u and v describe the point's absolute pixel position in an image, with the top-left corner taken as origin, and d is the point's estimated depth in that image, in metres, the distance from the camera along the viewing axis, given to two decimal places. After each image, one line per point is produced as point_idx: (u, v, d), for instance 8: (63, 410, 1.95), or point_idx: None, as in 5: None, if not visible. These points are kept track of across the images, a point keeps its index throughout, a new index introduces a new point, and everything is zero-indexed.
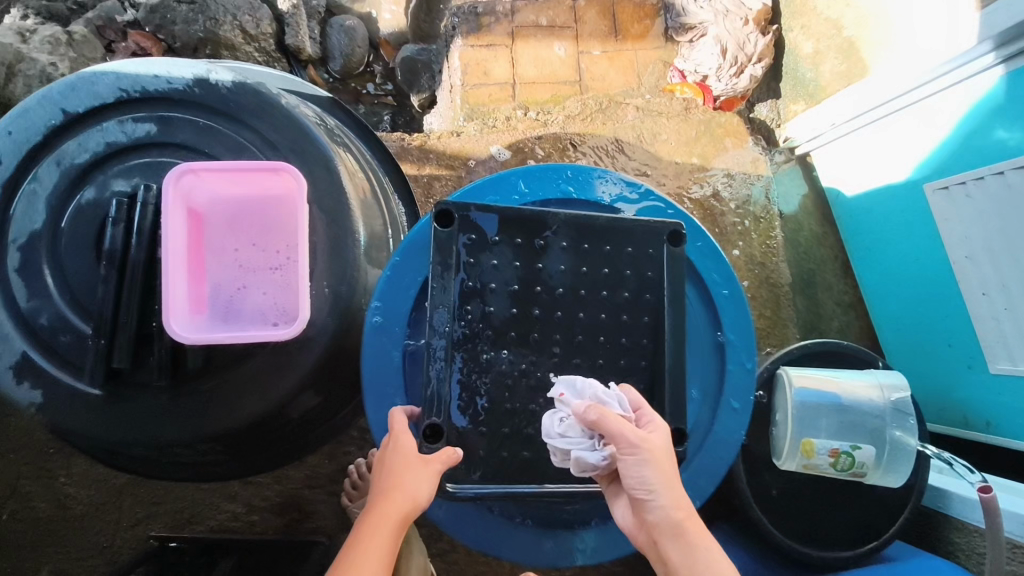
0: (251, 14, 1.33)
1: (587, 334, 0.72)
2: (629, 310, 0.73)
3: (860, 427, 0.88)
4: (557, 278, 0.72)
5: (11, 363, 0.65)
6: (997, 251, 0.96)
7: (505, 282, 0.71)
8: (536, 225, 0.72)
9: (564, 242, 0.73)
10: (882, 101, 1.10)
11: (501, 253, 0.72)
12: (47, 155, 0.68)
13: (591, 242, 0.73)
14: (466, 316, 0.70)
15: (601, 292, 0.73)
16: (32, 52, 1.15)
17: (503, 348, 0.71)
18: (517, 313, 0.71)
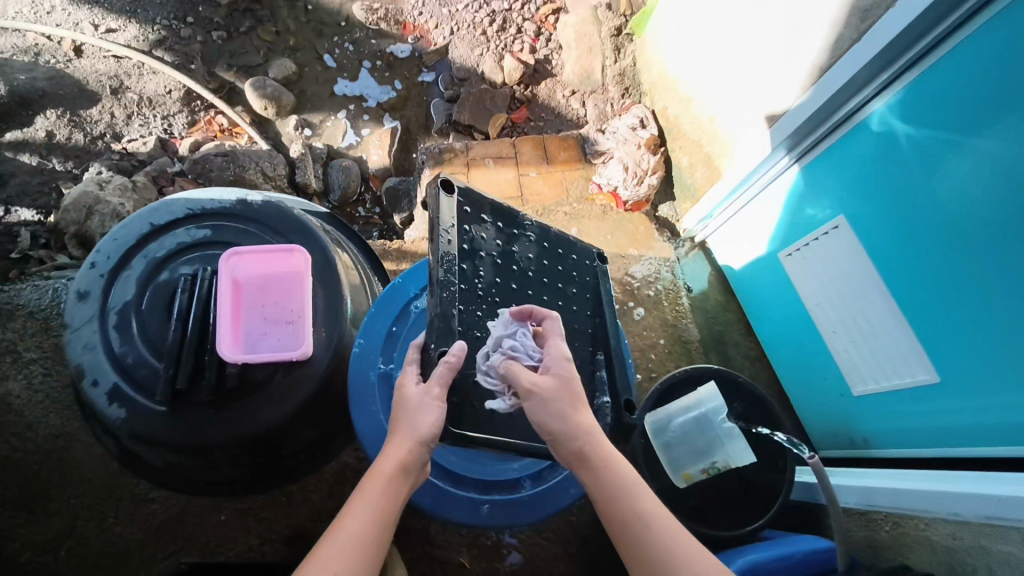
0: (270, 161, 1.74)
1: (551, 309, 1.03)
2: (573, 300, 1.06)
3: (708, 440, 1.19)
4: (525, 259, 1.04)
5: (107, 390, 0.95)
6: (834, 294, 1.26)
7: (492, 252, 1.00)
8: (512, 218, 1.05)
9: (531, 235, 1.07)
10: (739, 195, 1.47)
11: (485, 227, 1.01)
12: (137, 252, 1.02)
13: (550, 244, 1.09)
14: (469, 270, 0.97)
15: (556, 280, 1.06)
16: (108, 197, 1.54)
17: (497, 306, 0.97)
18: (500, 277, 1.00)
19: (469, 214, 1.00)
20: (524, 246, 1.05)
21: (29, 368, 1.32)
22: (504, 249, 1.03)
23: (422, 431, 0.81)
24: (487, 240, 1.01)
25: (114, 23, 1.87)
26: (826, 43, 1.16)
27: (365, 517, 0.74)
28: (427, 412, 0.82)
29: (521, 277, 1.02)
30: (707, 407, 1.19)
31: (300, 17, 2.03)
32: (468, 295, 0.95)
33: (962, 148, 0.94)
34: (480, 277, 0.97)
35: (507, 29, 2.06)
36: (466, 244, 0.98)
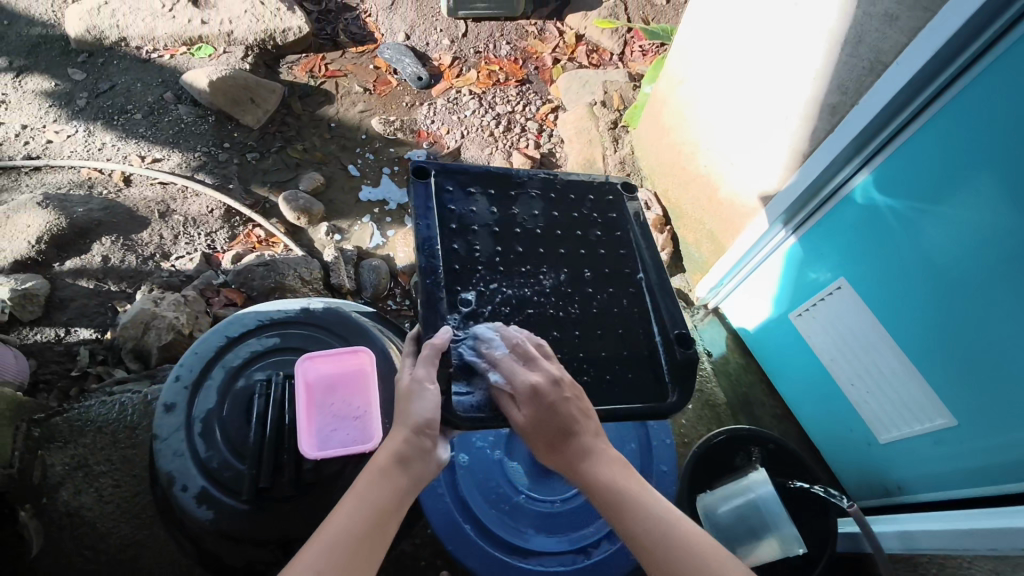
0: (306, 267, 1.88)
1: (571, 252, 1.16)
2: (598, 244, 1.19)
3: (762, 525, 1.23)
4: (534, 218, 1.18)
5: (195, 493, 1.04)
6: (847, 349, 1.36)
7: (489, 222, 1.14)
8: (507, 181, 1.20)
9: (534, 194, 1.21)
10: (743, 264, 1.60)
11: (472, 196, 1.16)
12: (216, 363, 1.14)
13: (558, 195, 1.22)
14: (471, 242, 1.11)
15: (573, 229, 1.19)
16: (164, 312, 1.66)
17: (513, 268, 1.11)
18: (506, 240, 1.13)
19: (461, 194, 1.16)
20: (539, 203, 1.20)
21: (100, 480, 1.38)
22: (517, 212, 1.17)
23: (418, 420, 0.86)
24: (501, 211, 1.17)
25: (159, 154, 2.09)
26: (800, 132, 1.33)
27: (353, 515, 0.79)
28: (426, 398, 0.87)
29: (547, 227, 1.17)
30: (757, 494, 1.24)
31: (325, 135, 2.25)
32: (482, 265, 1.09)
33: (940, 216, 1.08)
34: (503, 247, 1.12)
35: (512, 129, 2.28)
36: (478, 222, 1.13)
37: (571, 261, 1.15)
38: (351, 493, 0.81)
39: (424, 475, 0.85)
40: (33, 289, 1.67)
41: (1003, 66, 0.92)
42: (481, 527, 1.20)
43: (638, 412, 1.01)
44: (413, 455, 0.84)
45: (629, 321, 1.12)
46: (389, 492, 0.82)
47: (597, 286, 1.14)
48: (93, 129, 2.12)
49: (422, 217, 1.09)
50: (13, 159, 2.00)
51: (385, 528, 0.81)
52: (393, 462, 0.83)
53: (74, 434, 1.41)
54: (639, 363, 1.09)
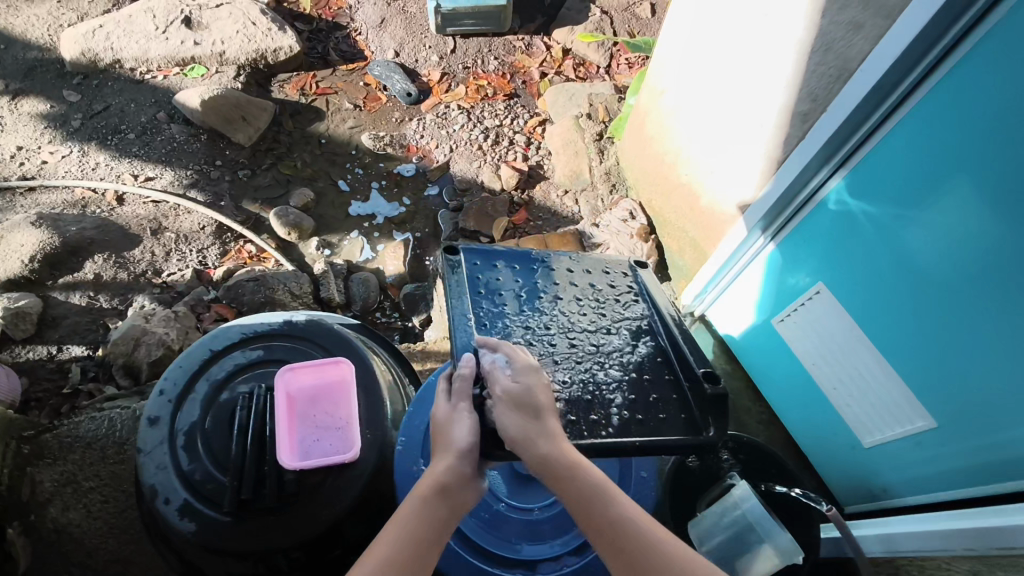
0: (296, 282, 1.90)
1: (591, 316, 1.23)
2: (619, 311, 1.25)
3: (754, 537, 1.19)
4: (555, 287, 1.26)
5: (178, 506, 1.04)
6: (828, 353, 1.37)
7: (515, 291, 1.23)
8: (527, 256, 1.30)
9: (554, 267, 1.30)
10: (726, 272, 1.62)
11: (499, 270, 1.26)
12: (200, 377, 1.15)
13: (574, 269, 1.31)
14: (501, 308, 1.19)
15: (592, 298, 1.26)
16: (154, 328, 1.68)
17: (540, 330, 1.18)
18: (530, 306, 1.22)
19: (487, 266, 1.26)
20: (560, 272, 1.30)
21: (88, 496, 1.38)
22: (538, 281, 1.27)
23: (461, 446, 0.92)
24: (525, 278, 1.26)
25: (152, 172, 2.12)
26: (774, 139, 1.35)
27: (397, 547, 0.84)
28: (462, 423, 0.94)
29: (569, 294, 1.26)
30: (747, 509, 1.21)
31: (315, 151, 2.28)
32: (511, 327, 1.17)
33: (914, 220, 1.10)
34: (528, 311, 1.21)
35: (500, 143, 2.31)
36: (504, 288, 1.23)
37: (594, 325, 1.22)
38: (393, 521, 0.87)
39: (463, 504, 0.91)
40: (26, 307, 1.70)
41: (965, 70, 0.94)
42: (461, 537, 1.20)
43: (677, 446, 1.03)
44: (454, 488, 0.90)
45: (656, 371, 1.16)
46: (429, 524, 0.87)
47: (622, 345, 1.19)
48: (87, 149, 2.14)
49: (456, 282, 1.19)
50: (8, 180, 2.03)
51: (428, 560, 0.85)
52: (435, 492, 0.89)
53: (63, 450, 1.42)
54: (670, 407, 1.11)
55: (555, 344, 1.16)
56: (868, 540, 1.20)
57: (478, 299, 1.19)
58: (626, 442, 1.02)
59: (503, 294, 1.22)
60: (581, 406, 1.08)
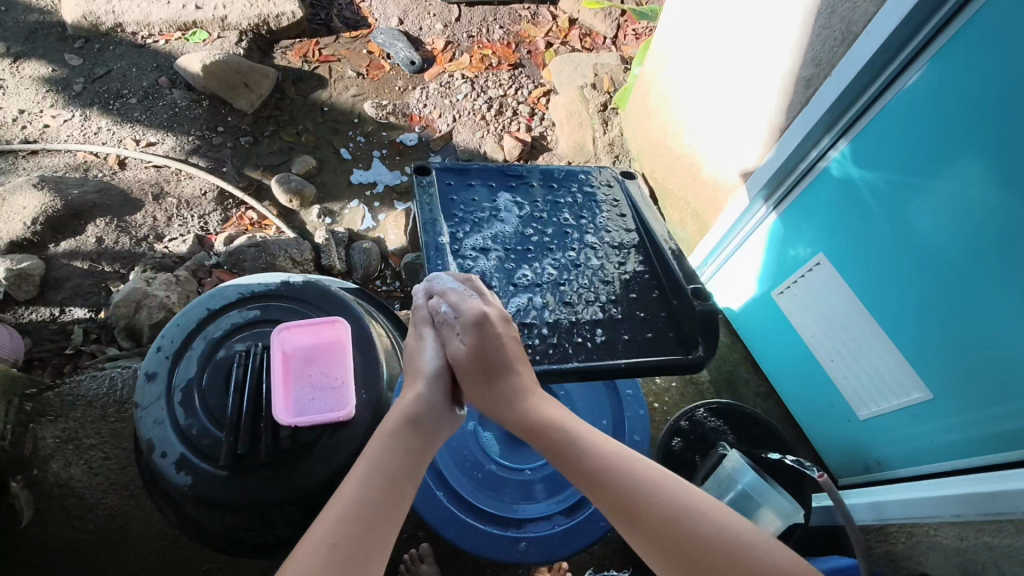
0: (297, 249, 1.89)
1: (563, 227, 1.38)
2: (591, 224, 1.40)
3: (749, 507, 1.18)
4: (528, 201, 1.41)
5: (175, 460, 1.06)
6: (825, 324, 1.37)
7: (491, 204, 1.38)
8: (503, 173, 1.44)
9: (528, 183, 1.44)
10: (726, 243, 1.61)
11: (474, 189, 1.40)
12: (196, 334, 1.16)
13: (552, 183, 1.46)
14: (477, 222, 1.34)
15: (565, 213, 1.41)
16: (155, 291, 1.69)
17: (516, 242, 1.33)
18: (504, 218, 1.36)
19: (462, 185, 1.39)
20: (540, 194, 1.43)
21: (89, 453, 1.41)
22: (512, 194, 1.41)
23: (431, 369, 1.00)
24: (507, 199, 1.40)
25: (154, 138, 2.11)
26: (778, 106, 1.33)
27: (368, 481, 0.81)
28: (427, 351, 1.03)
29: (552, 216, 1.39)
30: (741, 479, 1.19)
31: (317, 119, 2.27)
32: (488, 240, 1.32)
33: (919, 187, 1.08)
34: (514, 233, 1.34)
35: (504, 113, 2.28)
36: (486, 208, 1.36)
37: (566, 236, 1.36)
38: (362, 458, 0.85)
39: (434, 436, 0.93)
40: (28, 269, 1.71)
41: (973, 30, 0.92)
42: (455, 496, 1.22)
43: (665, 365, 1.15)
44: (423, 417, 0.93)
45: (642, 286, 1.30)
46: (401, 456, 0.86)
47: (608, 263, 1.33)
48: (89, 114, 2.14)
49: (429, 204, 1.31)
50: (11, 143, 2.03)
51: (401, 493, 0.83)
52: (405, 423, 0.90)
53: (65, 408, 1.44)
54: (655, 322, 1.24)
55: (532, 255, 1.31)
56: (860, 510, 1.20)
57: (453, 215, 1.33)
58: (617, 363, 1.13)
59: (485, 215, 1.36)
60: (565, 327, 1.21)
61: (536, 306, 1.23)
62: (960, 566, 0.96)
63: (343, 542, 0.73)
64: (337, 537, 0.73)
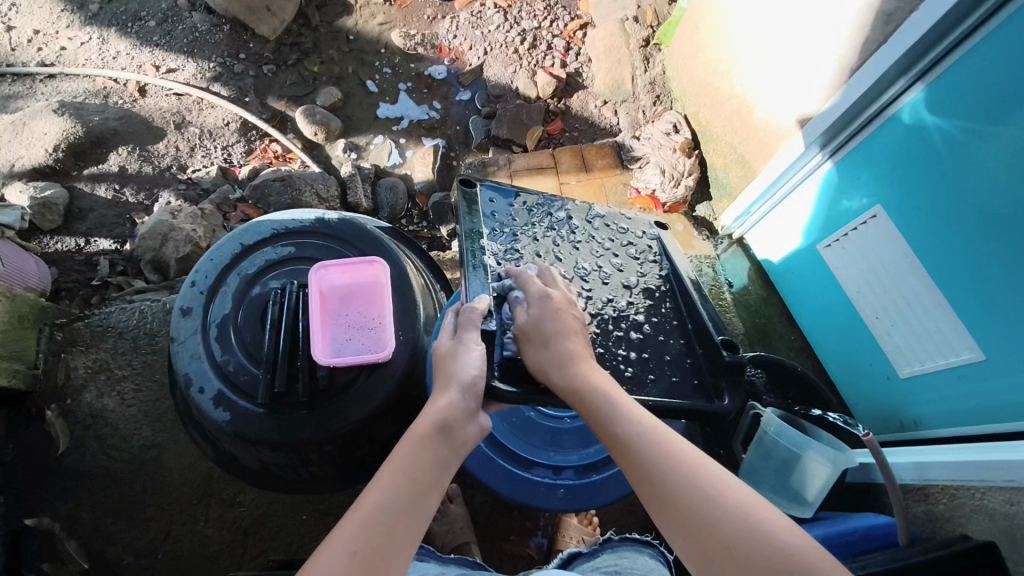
0: (323, 184, 1.84)
1: (604, 265, 1.23)
2: (635, 264, 1.25)
3: (795, 460, 1.20)
4: (568, 229, 1.26)
5: (213, 396, 1.05)
6: (873, 280, 1.31)
7: (527, 228, 1.22)
8: (546, 199, 1.29)
9: (570, 210, 1.30)
10: (773, 190, 1.54)
11: (513, 207, 1.24)
12: (231, 270, 1.13)
13: (592, 213, 1.31)
14: (515, 246, 1.18)
15: (605, 248, 1.26)
16: (181, 224, 1.65)
17: (553, 276, 1.17)
18: (540, 247, 1.21)
19: (504, 203, 1.24)
20: (580, 218, 1.29)
21: (122, 385, 1.41)
22: (552, 220, 1.26)
23: (464, 381, 0.90)
24: (545, 215, 1.26)
25: (175, 64, 2.03)
26: (850, 44, 1.24)
27: (396, 487, 0.75)
28: (468, 357, 0.93)
29: (586, 241, 1.26)
30: (779, 437, 1.20)
31: (342, 48, 2.16)
32: (526, 263, 1.17)
33: (993, 137, 1.01)
34: (543, 253, 1.20)
35: (538, 47, 2.17)
36: (523, 224, 1.23)
37: (604, 271, 1.22)
38: (390, 464, 0.79)
39: (464, 441, 0.86)
40: (52, 197, 1.68)
41: None
42: (493, 441, 1.21)
43: (689, 410, 1.04)
44: (451, 424, 0.86)
45: (670, 331, 1.17)
46: (428, 463, 0.80)
47: (638, 301, 1.19)
48: (107, 36, 2.05)
49: (473, 215, 1.16)
50: (27, 66, 1.97)
51: (429, 498, 0.77)
52: (435, 428, 0.84)
53: (96, 339, 1.44)
54: (682, 367, 1.12)
55: (565, 289, 1.17)
56: (903, 468, 1.18)
57: (489, 234, 1.18)
58: (648, 401, 1.02)
59: (521, 235, 1.21)
60: (591, 360, 1.09)
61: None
62: (1004, 530, 0.97)
63: (364, 548, 0.68)
64: (357, 543, 0.68)
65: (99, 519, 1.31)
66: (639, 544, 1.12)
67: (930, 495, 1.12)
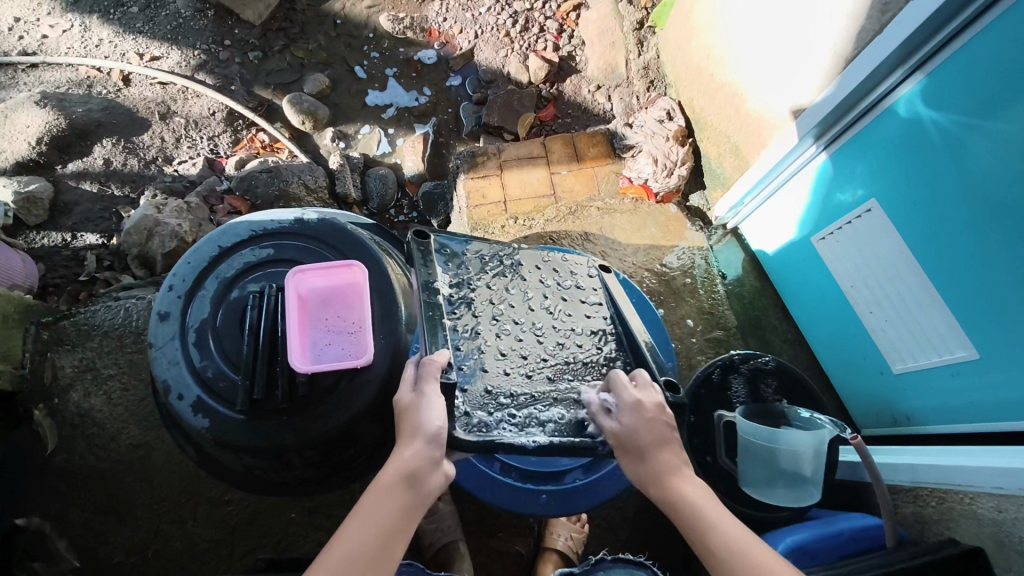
0: (311, 175, 1.81)
1: (552, 315, 1.19)
2: (586, 312, 1.20)
3: (777, 455, 1.16)
4: (516, 281, 1.22)
5: (192, 402, 1.04)
6: (867, 275, 1.28)
7: (477, 280, 1.18)
8: (497, 249, 1.24)
9: (519, 259, 1.25)
10: (766, 181, 1.51)
11: (466, 257, 1.20)
12: (209, 273, 1.12)
13: (544, 263, 1.26)
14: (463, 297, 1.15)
15: (554, 298, 1.22)
16: (166, 219, 1.62)
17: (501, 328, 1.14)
18: (490, 295, 1.17)
19: (456, 254, 1.19)
20: (526, 263, 1.25)
21: (109, 383, 1.41)
22: (505, 270, 1.22)
23: (431, 430, 0.84)
24: (493, 259, 1.22)
25: (158, 51, 1.99)
26: (846, 34, 1.20)
27: (360, 538, 0.78)
28: (433, 406, 0.86)
29: (534, 288, 1.22)
30: (753, 435, 1.18)
31: (330, 33, 2.11)
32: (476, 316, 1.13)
33: (989, 135, 0.97)
34: (494, 301, 1.17)
35: (530, 29, 2.12)
36: (472, 268, 1.18)
37: (552, 322, 1.18)
38: (356, 516, 0.80)
39: (431, 491, 0.82)
40: (36, 192, 1.66)
41: None
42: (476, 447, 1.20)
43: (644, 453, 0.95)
44: (419, 470, 0.82)
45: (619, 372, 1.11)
46: (392, 512, 0.80)
47: (585, 345, 1.15)
48: (89, 23, 2.00)
49: (427, 266, 1.06)
50: (9, 55, 1.93)
51: (394, 547, 0.79)
52: (401, 479, 0.81)
53: (82, 337, 1.44)
54: None
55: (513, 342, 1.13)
56: (896, 470, 1.15)
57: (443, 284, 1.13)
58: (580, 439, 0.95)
59: (473, 286, 1.17)
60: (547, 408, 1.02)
61: (505, 385, 1.05)
62: (993, 537, 0.97)
63: None
64: None
65: (87, 517, 1.30)
66: (632, 566, 1.09)
67: (922, 500, 1.12)
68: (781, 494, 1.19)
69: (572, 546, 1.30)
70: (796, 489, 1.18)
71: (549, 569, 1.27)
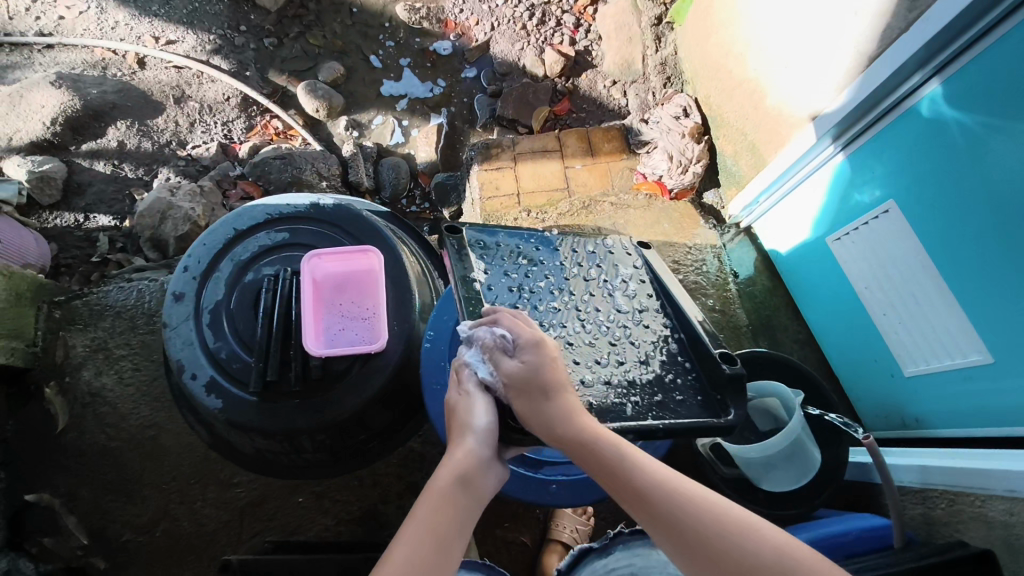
0: (325, 163, 1.81)
1: (593, 291, 1.12)
2: (628, 289, 1.14)
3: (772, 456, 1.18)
4: (552, 261, 1.15)
5: (205, 382, 1.04)
6: (881, 277, 1.27)
7: (513, 262, 1.12)
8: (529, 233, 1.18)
9: (554, 240, 1.19)
10: (783, 180, 1.50)
11: (502, 243, 1.14)
12: (224, 255, 1.12)
13: (579, 243, 1.20)
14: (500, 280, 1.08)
15: (593, 276, 1.14)
16: (179, 202, 1.62)
17: (542, 306, 1.06)
18: (528, 277, 1.10)
19: (490, 239, 1.14)
20: (563, 244, 1.19)
21: (120, 363, 1.41)
22: (541, 253, 1.16)
23: (479, 427, 0.84)
24: (527, 249, 1.15)
25: (174, 35, 1.99)
26: (869, 32, 1.19)
27: (420, 540, 0.74)
28: (479, 404, 0.86)
29: (574, 270, 1.15)
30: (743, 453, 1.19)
31: (346, 21, 2.10)
32: (518, 297, 1.06)
33: (1011, 136, 0.97)
34: (534, 281, 1.10)
35: (546, 23, 2.11)
36: (508, 261, 1.12)
37: (595, 299, 1.10)
38: (411, 522, 0.77)
39: (483, 492, 0.82)
40: (51, 171, 1.66)
41: None
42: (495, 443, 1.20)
43: (699, 428, 0.91)
44: (474, 472, 0.81)
45: (669, 349, 1.05)
46: (449, 513, 0.78)
47: (633, 322, 1.08)
48: (105, 6, 1.99)
49: (461, 258, 1.04)
50: (25, 35, 1.93)
51: (453, 550, 0.76)
52: (455, 481, 0.80)
53: (94, 317, 1.44)
54: (685, 385, 1.00)
55: (558, 319, 1.05)
56: (907, 472, 1.17)
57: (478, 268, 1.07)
58: (655, 426, 0.90)
59: (512, 268, 1.11)
60: (594, 389, 0.97)
61: None
62: (1002, 539, 0.96)
63: None
64: None
65: (96, 496, 1.30)
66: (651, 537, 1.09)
67: (931, 501, 1.11)
68: (799, 472, 1.22)
69: (577, 538, 1.32)
70: (806, 461, 1.22)
71: (553, 560, 1.29)
